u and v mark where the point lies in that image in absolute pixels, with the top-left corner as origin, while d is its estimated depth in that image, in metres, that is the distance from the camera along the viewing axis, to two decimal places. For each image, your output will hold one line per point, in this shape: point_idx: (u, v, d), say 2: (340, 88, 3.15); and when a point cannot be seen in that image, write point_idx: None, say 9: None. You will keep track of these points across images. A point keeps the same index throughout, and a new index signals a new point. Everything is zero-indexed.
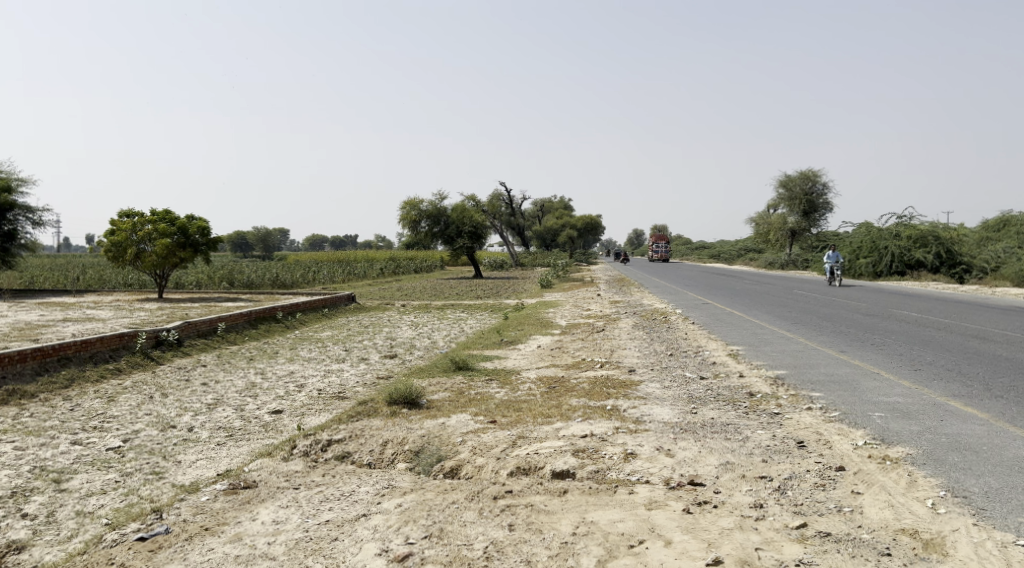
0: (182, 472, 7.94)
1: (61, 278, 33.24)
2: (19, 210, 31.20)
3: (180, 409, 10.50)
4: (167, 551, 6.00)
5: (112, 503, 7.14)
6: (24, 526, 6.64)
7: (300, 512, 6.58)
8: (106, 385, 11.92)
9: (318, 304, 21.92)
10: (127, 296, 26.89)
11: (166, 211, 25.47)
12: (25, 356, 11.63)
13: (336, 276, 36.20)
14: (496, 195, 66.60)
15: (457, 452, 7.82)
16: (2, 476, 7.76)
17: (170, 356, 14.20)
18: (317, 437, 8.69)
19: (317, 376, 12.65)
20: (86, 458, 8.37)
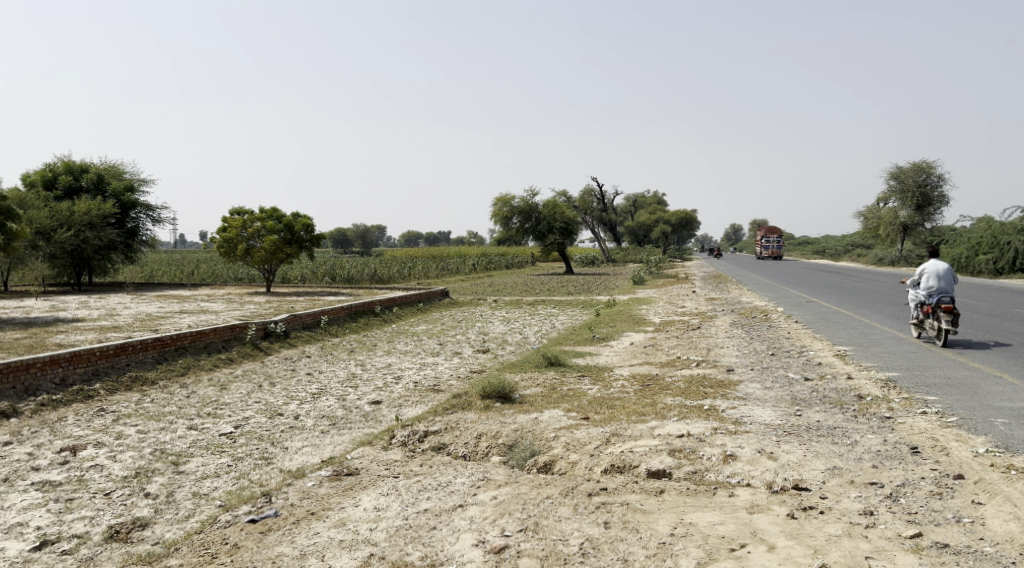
0: (289, 458, 8.29)
1: (178, 271, 35.35)
2: (141, 209, 33.37)
3: (286, 398, 10.98)
4: (276, 533, 6.26)
5: (225, 485, 7.54)
6: (146, 505, 7.10)
7: (399, 500, 6.75)
8: (218, 373, 12.60)
9: (413, 299, 22.40)
10: (237, 289, 28.31)
11: (274, 209, 26.59)
12: (147, 345, 12.43)
13: (429, 271, 36.90)
14: (589, 190, 66.04)
15: (551, 447, 7.83)
16: (127, 457, 8.32)
17: (277, 347, 14.88)
18: (415, 428, 8.89)
19: (413, 368, 12.96)
20: (201, 443, 8.87)
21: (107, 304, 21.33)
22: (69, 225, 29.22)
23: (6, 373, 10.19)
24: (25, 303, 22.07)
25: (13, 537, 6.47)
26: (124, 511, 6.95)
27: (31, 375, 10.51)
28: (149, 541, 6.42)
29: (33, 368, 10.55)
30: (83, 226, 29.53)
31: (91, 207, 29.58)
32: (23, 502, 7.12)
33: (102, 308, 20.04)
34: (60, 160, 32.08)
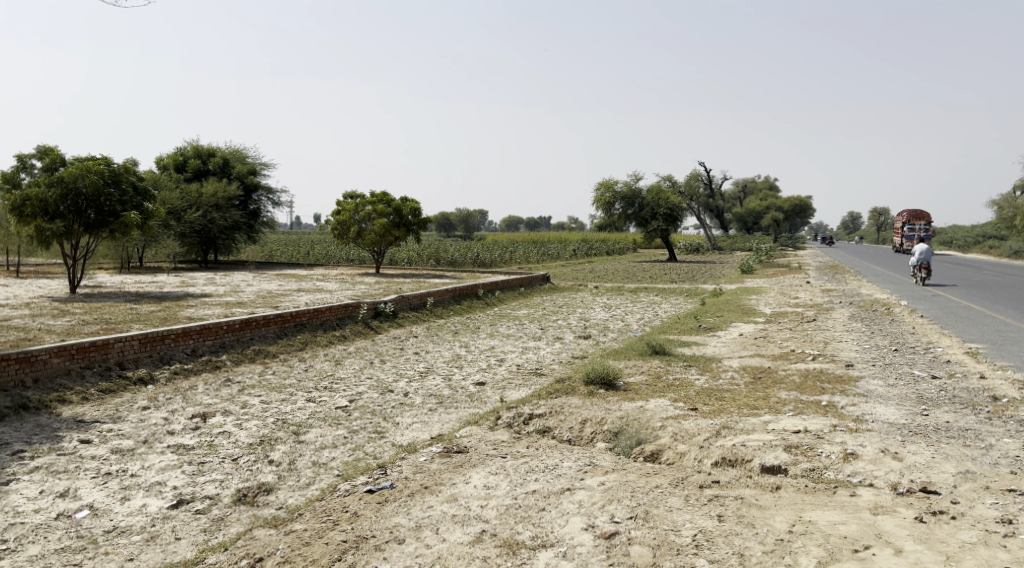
0: (400, 433, 8.57)
1: (294, 251, 37.00)
2: (262, 192, 35.10)
3: (396, 375, 11.36)
4: (393, 504, 6.49)
5: (341, 456, 7.87)
6: (271, 471, 7.51)
7: (508, 480, 6.86)
8: (334, 350, 13.17)
9: (515, 284, 22.58)
10: (347, 270, 29.37)
11: (384, 193, 27.33)
12: (269, 320, 13.12)
13: (530, 256, 37.04)
14: (696, 173, 64.29)
15: (658, 437, 7.72)
16: (252, 426, 8.83)
17: (387, 326, 15.37)
18: (520, 410, 8.99)
19: (516, 351, 13.10)
20: (318, 414, 9.29)
21: (231, 281, 22.61)
22: (197, 206, 31.14)
23: (144, 342, 10.97)
24: (159, 278, 23.74)
25: (154, 494, 6.98)
26: (251, 476, 7.39)
27: (166, 345, 11.28)
28: (274, 505, 6.78)
29: (168, 339, 11.32)
30: (210, 207, 31.39)
31: (218, 190, 31.40)
32: (161, 463, 7.67)
33: (226, 284, 21.29)
34: (190, 144, 34.22)
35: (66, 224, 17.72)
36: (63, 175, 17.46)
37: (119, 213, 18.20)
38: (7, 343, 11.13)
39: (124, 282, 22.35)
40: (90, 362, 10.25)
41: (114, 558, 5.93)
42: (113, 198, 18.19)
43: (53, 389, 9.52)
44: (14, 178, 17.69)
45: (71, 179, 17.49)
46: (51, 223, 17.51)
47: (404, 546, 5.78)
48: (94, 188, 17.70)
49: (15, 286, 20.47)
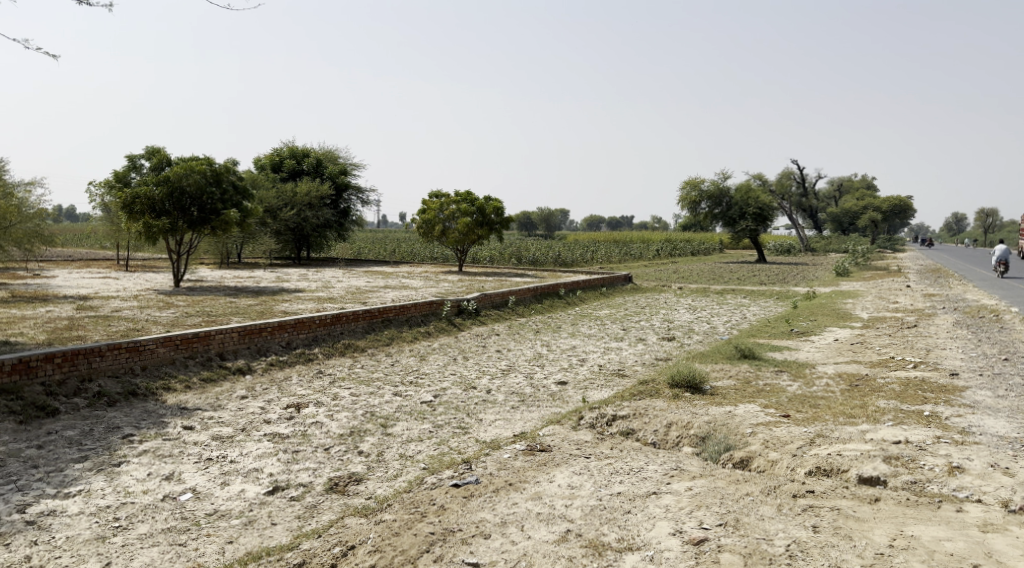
0: (483, 429, 8.66)
1: (381, 249, 37.90)
2: (353, 191, 36.06)
3: (479, 372, 11.48)
4: (478, 500, 6.56)
5: (427, 450, 8.02)
6: (360, 462, 7.72)
7: (593, 481, 6.83)
8: (418, 346, 13.43)
9: (597, 283, 22.43)
10: (431, 267, 29.87)
11: (468, 192, 27.63)
12: (358, 315, 13.47)
13: (613, 256, 36.72)
14: (788, 172, 62.20)
15: (748, 443, 7.52)
16: (342, 417, 9.11)
17: (469, 324, 15.56)
18: (603, 411, 8.92)
19: (598, 352, 13.01)
20: (405, 408, 9.50)
21: (322, 277, 23.39)
22: (292, 205, 32.33)
23: (243, 335, 11.48)
24: (254, 274, 24.79)
25: (251, 480, 7.28)
26: (341, 466, 7.62)
27: (263, 337, 11.77)
28: (363, 495, 6.96)
29: (265, 332, 11.81)
30: (304, 206, 32.51)
31: (311, 189, 32.49)
32: (258, 450, 8.00)
33: (317, 280, 22.06)
34: (285, 146, 35.68)
35: (172, 220, 18.66)
36: (169, 175, 18.43)
37: (220, 212, 19.22)
38: (119, 333, 11.85)
39: (223, 276, 23.44)
40: (193, 352, 10.78)
41: (216, 539, 6.19)
42: (215, 197, 19.12)
43: (160, 377, 10.08)
44: (125, 177, 18.79)
45: (176, 178, 18.45)
46: (157, 220, 18.38)
47: (490, 541, 5.84)
48: (197, 186, 18.62)
49: (126, 279, 21.81)
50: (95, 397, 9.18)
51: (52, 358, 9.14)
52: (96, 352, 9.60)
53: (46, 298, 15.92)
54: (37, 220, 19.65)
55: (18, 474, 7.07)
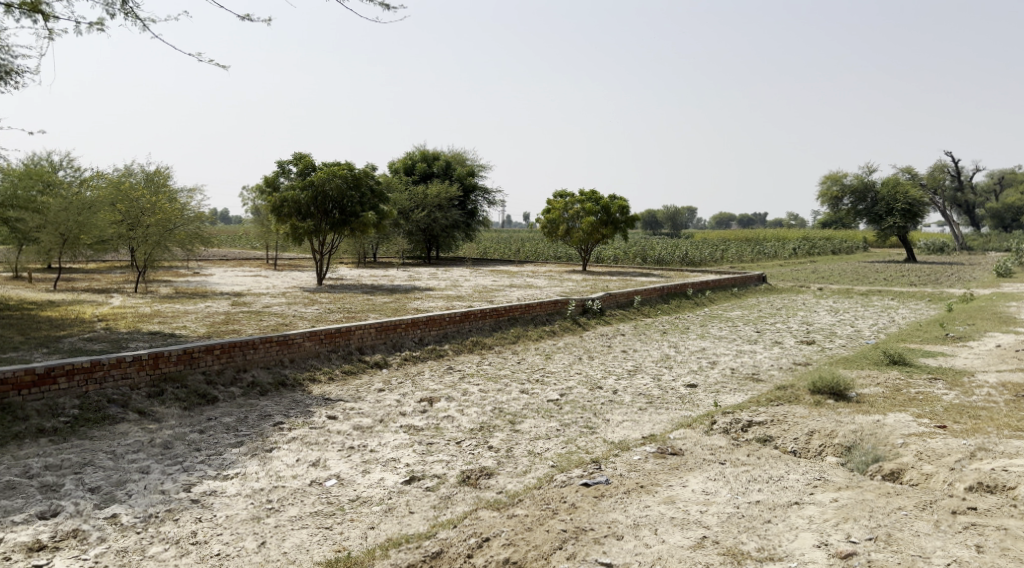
0: (612, 430, 8.60)
1: (506, 249, 38.47)
2: (480, 192, 36.82)
3: (606, 372, 11.41)
4: (610, 500, 6.53)
5: (556, 448, 8.06)
6: (491, 457, 7.87)
7: (730, 487, 6.62)
8: (544, 344, 13.52)
9: (728, 284, 21.73)
10: (556, 267, 29.98)
11: (594, 191, 27.50)
12: (485, 313, 13.74)
13: (745, 255, 35.44)
14: (942, 164, 57.76)
15: (899, 455, 7.05)
16: (472, 412, 9.31)
17: (595, 323, 15.50)
18: (738, 416, 8.64)
19: (730, 355, 12.60)
20: (533, 406, 9.59)
21: (451, 276, 24.04)
22: (422, 206, 33.46)
23: (380, 330, 11.98)
24: (389, 272, 25.80)
25: (389, 470, 7.59)
26: (473, 460, 7.79)
27: (397, 333, 12.23)
28: (495, 489, 7.09)
29: (399, 328, 12.27)
30: (434, 207, 33.54)
31: (441, 191, 33.46)
32: (395, 441, 8.33)
33: (447, 279, 22.68)
34: (417, 149, 36.91)
35: (315, 222, 19.79)
36: (313, 179, 19.50)
37: (359, 214, 20.15)
38: (269, 327, 12.69)
39: (360, 275, 24.59)
40: (335, 346, 11.37)
41: (359, 524, 6.49)
42: (354, 200, 20.08)
43: (305, 368, 10.69)
44: (275, 182, 19.98)
45: (320, 183, 19.50)
46: (303, 222, 19.72)
47: (623, 542, 5.79)
48: (338, 190, 19.58)
49: (274, 277, 23.34)
50: (249, 387, 9.87)
51: (212, 349, 9.89)
52: (250, 344, 10.31)
53: (206, 294, 17.31)
54: (199, 223, 21.26)
55: (184, 456, 7.71)
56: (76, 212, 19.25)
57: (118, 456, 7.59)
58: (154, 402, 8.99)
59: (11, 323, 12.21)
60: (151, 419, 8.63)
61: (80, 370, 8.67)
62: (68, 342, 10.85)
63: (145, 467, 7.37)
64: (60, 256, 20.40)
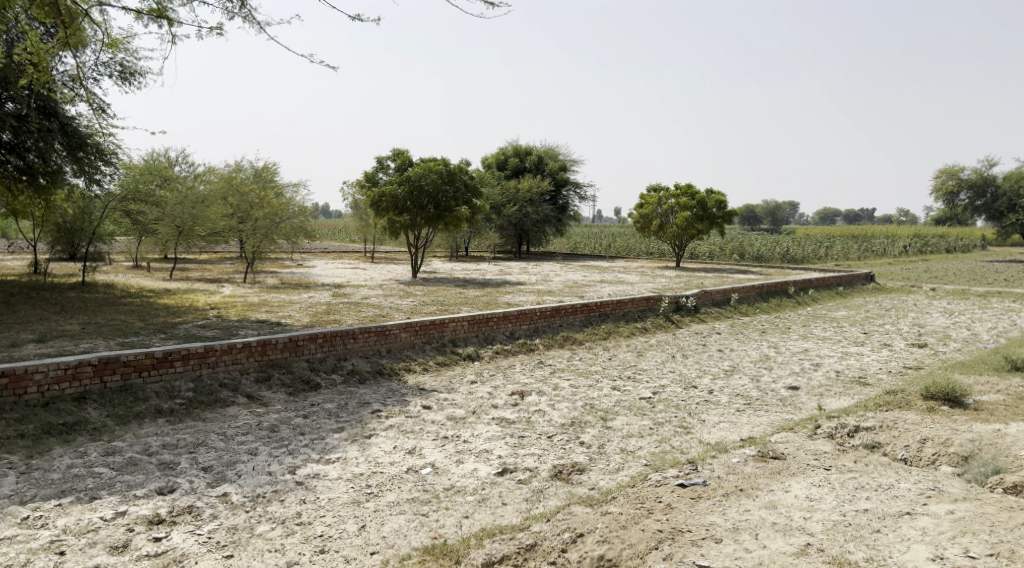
0: (708, 431, 8.41)
1: (597, 244, 38.23)
2: (572, 187, 36.73)
3: (701, 371, 11.17)
4: (708, 502, 6.39)
5: (649, 446, 7.96)
6: (583, 452, 7.84)
7: (835, 494, 6.37)
8: (636, 341, 13.37)
9: (832, 283, 20.84)
10: (648, 263, 29.60)
11: (689, 186, 26.93)
12: (576, 309, 13.70)
13: (850, 252, 33.87)
14: None
15: (1023, 467, 6.60)
16: (564, 407, 9.31)
17: (689, 321, 15.21)
18: (843, 421, 8.28)
19: (834, 356, 12.09)
20: (625, 403, 9.49)
21: (542, 271, 24.09)
22: (514, 200, 33.75)
23: (472, 323, 12.13)
24: (481, 266, 26.12)
25: (482, 461, 7.68)
26: (565, 455, 7.78)
27: (489, 327, 12.36)
28: (587, 485, 7.07)
29: (491, 322, 12.39)
30: (525, 201, 33.73)
31: (533, 185, 33.61)
32: (488, 433, 8.43)
33: (538, 273, 22.73)
34: (511, 144, 37.28)
35: (411, 217, 20.28)
36: (410, 175, 20.01)
37: (453, 208, 20.48)
38: (367, 317, 13.09)
39: (454, 269, 24.98)
40: (429, 338, 11.60)
41: (454, 513, 6.60)
42: (449, 195, 20.43)
43: (401, 359, 10.97)
44: (374, 177, 20.61)
45: (416, 178, 19.97)
46: (400, 216, 20.32)
47: (722, 546, 5.66)
48: (434, 184, 20.01)
49: (371, 270, 24.02)
50: (348, 375, 10.22)
51: (315, 338, 10.26)
52: (350, 334, 10.65)
53: (308, 285, 17.98)
54: (301, 218, 22.26)
55: (289, 439, 8.05)
56: (191, 205, 20.27)
57: (229, 438, 8.00)
58: (261, 387, 9.43)
59: (133, 309, 13.06)
60: (258, 403, 9.06)
61: (195, 355, 9.17)
62: (184, 328, 11.52)
63: (254, 449, 7.74)
64: (176, 247, 21.65)
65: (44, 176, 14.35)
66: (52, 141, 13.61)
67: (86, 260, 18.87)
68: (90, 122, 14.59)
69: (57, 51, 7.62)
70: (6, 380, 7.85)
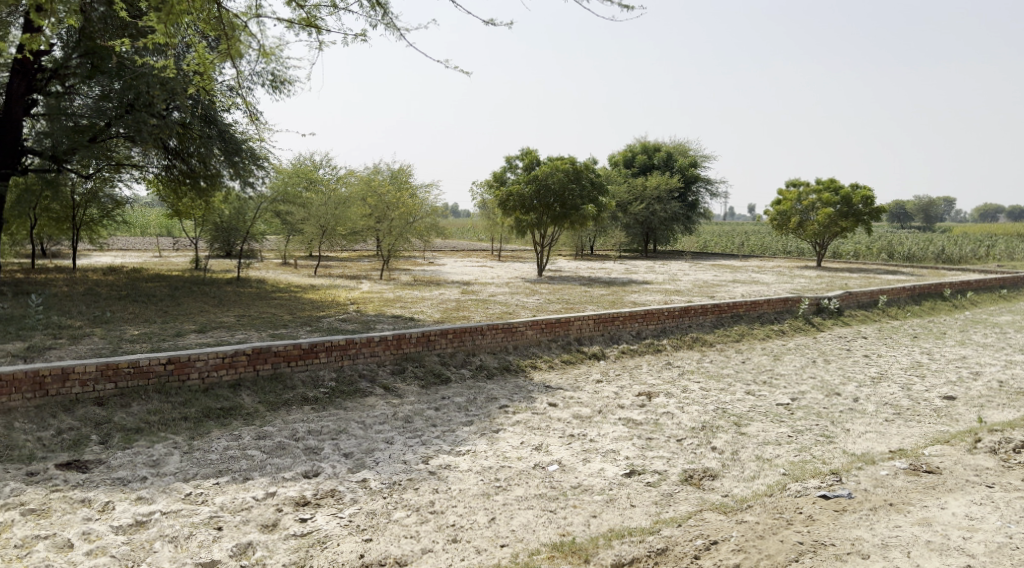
0: (851, 441, 7.95)
1: (729, 242, 37.02)
2: (702, 183, 35.75)
3: (844, 378, 10.55)
4: (853, 515, 6.04)
5: (787, 455, 7.61)
6: (715, 458, 7.61)
7: (999, 515, 5.88)
8: (772, 344, 12.84)
9: (994, 285, 19.15)
10: (785, 263, 28.32)
11: (832, 181, 25.57)
12: (707, 309, 13.33)
13: (1016, 251, 30.93)
14: None
15: None
16: (694, 411, 9.07)
17: (831, 324, 14.42)
18: (1007, 436, 7.59)
19: (998, 365, 11.08)
20: (760, 409, 9.12)
21: (671, 270, 23.62)
22: (642, 198, 33.31)
23: (598, 322, 12.07)
24: (607, 265, 25.98)
25: (610, 461, 7.62)
26: (696, 459, 7.58)
27: (616, 326, 12.24)
28: (720, 492, 6.85)
29: (618, 321, 12.27)
30: (653, 199, 33.17)
31: (661, 182, 33.00)
32: (615, 433, 8.35)
33: (666, 273, 22.31)
34: (639, 142, 36.94)
35: (539, 216, 20.46)
36: (536, 174, 20.17)
37: (581, 207, 20.37)
38: (495, 315, 13.32)
39: (580, 267, 24.99)
40: (555, 335, 11.63)
41: (582, 511, 6.59)
42: (577, 192, 20.39)
43: (527, 355, 11.08)
44: (502, 177, 20.96)
45: (543, 177, 20.10)
46: (527, 216, 20.59)
47: (869, 562, 5.35)
48: (561, 183, 20.08)
49: (500, 268, 24.33)
50: (477, 370, 10.44)
51: (446, 333, 10.55)
52: (479, 330, 10.86)
53: (439, 283, 18.45)
54: (432, 217, 23.03)
55: (422, 430, 8.32)
56: (334, 206, 21.12)
57: (367, 426, 8.37)
58: (396, 379, 9.82)
59: (282, 303, 13.93)
60: (394, 394, 9.44)
61: (337, 347, 9.67)
62: (326, 322, 12.17)
63: (390, 438, 8.06)
64: (319, 246, 22.90)
65: (205, 179, 15.67)
66: (211, 147, 14.74)
67: (240, 258, 20.28)
68: (244, 129, 15.70)
69: (218, 60, 7.97)
70: (173, 366, 8.57)
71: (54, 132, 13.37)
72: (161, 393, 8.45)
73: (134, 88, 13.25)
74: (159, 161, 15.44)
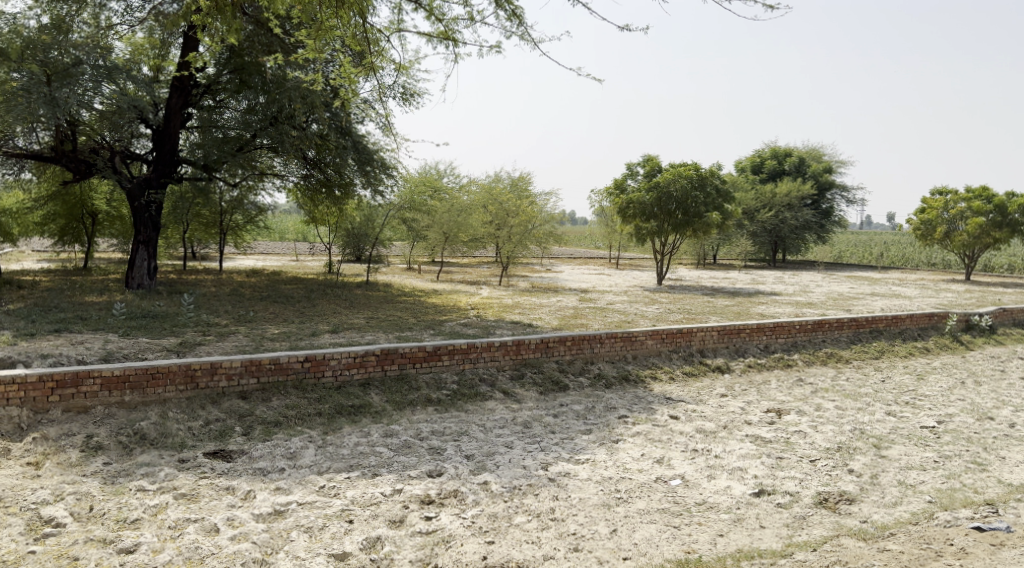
0: (1009, 470, 7.30)
1: (866, 253, 35.04)
2: (837, 190, 34.05)
3: (999, 401, 9.70)
4: (1013, 551, 5.59)
5: (934, 481, 7.07)
6: (852, 481, 7.19)
7: None
8: (914, 362, 12.02)
9: None
10: (929, 276, 26.46)
11: (983, 188, 23.70)
12: (842, 323, 12.64)
13: None
14: None
15: None
16: (829, 430, 8.61)
17: (982, 342, 13.33)
18: None
19: None
20: (902, 431, 8.54)
21: (801, 281, 22.61)
22: (769, 206, 32.17)
23: (723, 334, 11.70)
24: (731, 275, 25.22)
25: (737, 478, 7.35)
26: (831, 482, 7.18)
27: (741, 338, 11.82)
28: (858, 517, 6.47)
29: (744, 333, 11.85)
30: (782, 207, 31.99)
31: (792, 190, 31.85)
32: (742, 450, 8.05)
33: (797, 284, 21.37)
34: (768, 147, 35.70)
35: (660, 223, 20.19)
36: (659, 181, 19.86)
37: (703, 215, 19.79)
38: (614, 323, 13.19)
39: (702, 277, 24.39)
40: (677, 346, 11.39)
41: (708, 529, 6.38)
42: (700, 200, 19.80)
43: (648, 366, 10.89)
44: (622, 184, 20.77)
45: (665, 184, 19.75)
46: (647, 223, 20.42)
47: None
48: (684, 190, 19.61)
49: (620, 276, 24.12)
50: (596, 378, 10.36)
51: (565, 340, 10.54)
52: (598, 339, 10.80)
53: (559, 290, 18.55)
54: (552, 224, 23.16)
55: (541, 436, 8.35)
56: (457, 213, 21.70)
57: (488, 430, 8.49)
58: (515, 384, 9.89)
59: (407, 307, 14.41)
60: (513, 399, 9.53)
61: (459, 350, 9.87)
62: (449, 326, 12.47)
63: (510, 442, 8.14)
64: (442, 252, 23.55)
65: (339, 187, 16.46)
66: (347, 157, 15.43)
67: (369, 263, 21.19)
68: (375, 140, 16.34)
69: (358, 74, 8.34)
70: (308, 364, 9.02)
71: (206, 143, 14.37)
72: (298, 389, 8.91)
73: (276, 101, 13.97)
74: (298, 170, 16.32)
